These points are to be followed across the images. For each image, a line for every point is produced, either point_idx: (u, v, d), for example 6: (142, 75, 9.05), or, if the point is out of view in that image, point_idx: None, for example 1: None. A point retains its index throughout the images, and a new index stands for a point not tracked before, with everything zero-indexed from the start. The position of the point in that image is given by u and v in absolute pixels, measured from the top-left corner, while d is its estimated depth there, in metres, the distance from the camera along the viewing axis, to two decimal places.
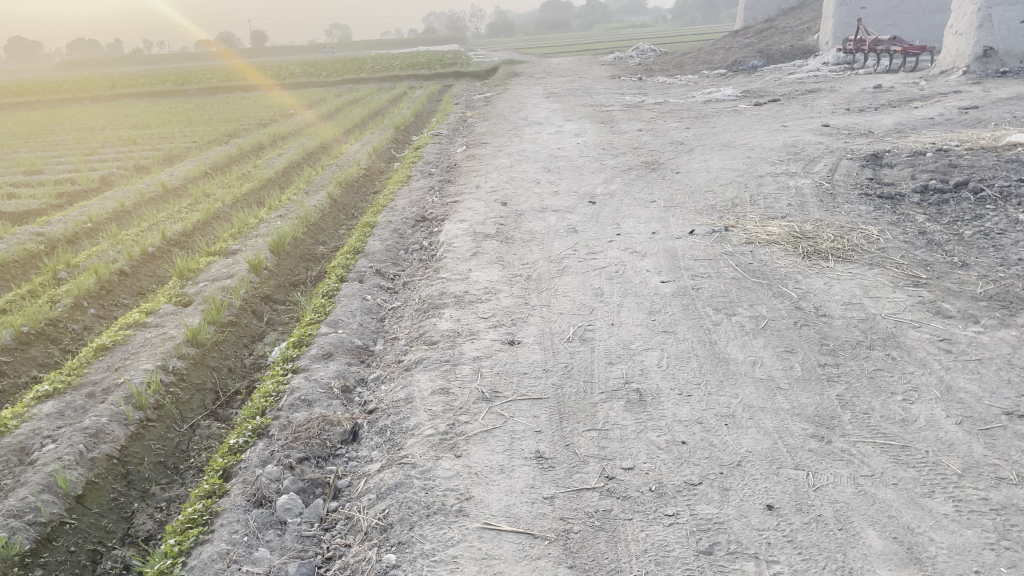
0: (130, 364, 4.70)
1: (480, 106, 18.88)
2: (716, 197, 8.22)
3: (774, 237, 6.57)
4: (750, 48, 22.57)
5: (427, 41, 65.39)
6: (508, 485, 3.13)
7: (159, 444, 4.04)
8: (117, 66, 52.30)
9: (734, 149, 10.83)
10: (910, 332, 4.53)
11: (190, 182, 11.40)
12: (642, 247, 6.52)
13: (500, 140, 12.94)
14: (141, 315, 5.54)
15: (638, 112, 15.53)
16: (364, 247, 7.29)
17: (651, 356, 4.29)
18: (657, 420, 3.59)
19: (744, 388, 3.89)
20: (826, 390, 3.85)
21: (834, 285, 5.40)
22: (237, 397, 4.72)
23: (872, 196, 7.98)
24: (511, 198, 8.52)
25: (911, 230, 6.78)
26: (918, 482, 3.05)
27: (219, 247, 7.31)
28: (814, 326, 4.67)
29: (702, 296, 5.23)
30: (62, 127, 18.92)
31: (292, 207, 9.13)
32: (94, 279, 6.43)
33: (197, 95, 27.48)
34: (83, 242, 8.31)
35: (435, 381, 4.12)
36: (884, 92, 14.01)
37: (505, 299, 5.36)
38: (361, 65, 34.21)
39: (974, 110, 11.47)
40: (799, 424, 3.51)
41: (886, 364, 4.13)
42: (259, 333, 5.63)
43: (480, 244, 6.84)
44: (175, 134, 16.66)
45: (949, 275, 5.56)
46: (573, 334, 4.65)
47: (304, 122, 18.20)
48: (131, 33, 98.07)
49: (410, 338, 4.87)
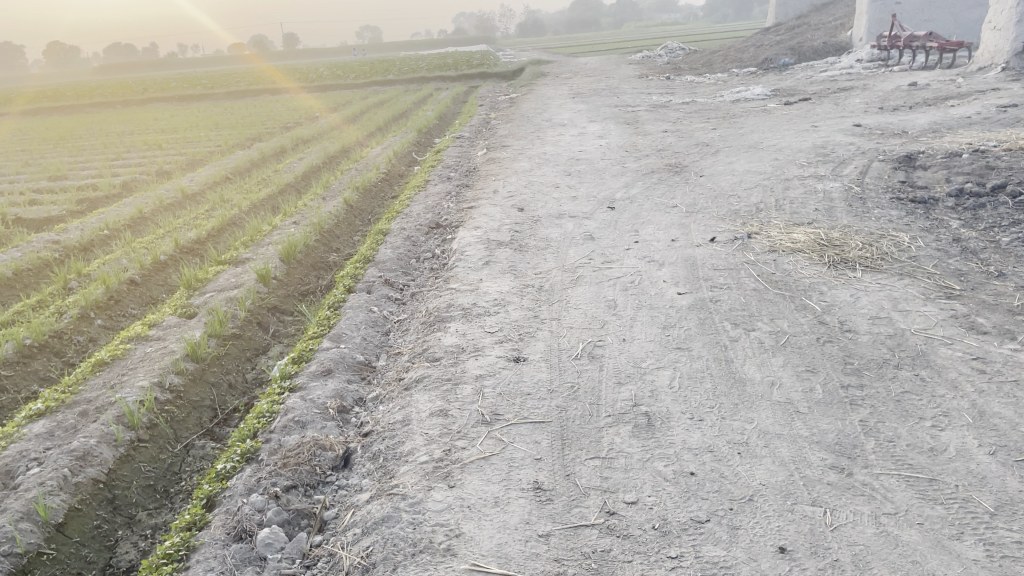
0: (126, 381, 4.58)
1: (505, 108, 18.70)
2: (740, 201, 7.95)
3: (799, 244, 6.31)
4: (781, 45, 22.12)
5: (455, 42, 65.38)
6: (501, 520, 2.94)
7: (149, 466, 3.91)
8: (150, 70, 52.98)
9: (760, 150, 10.53)
10: (941, 349, 4.26)
11: (209, 188, 11.35)
12: (660, 255, 6.28)
13: (522, 143, 12.74)
14: (143, 328, 5.42)
15: (663, 112, 15.25)
16: (375, 255, 7.14)
17: (662, 376, 4.06)
18: (665, 447, 3.38)
19: (760, 412, 3.65)
20: (848, 415, 3.61)
21: (860, 297, 5.12)
22: (236, 415, 4.58)
23: (903, 200, 7.66)
24: (528, 203, 8.33)
25: (945, 237, 6.47)
26: (946, 522, 2.80)
27: (230, 255, 7.22)
28: (837, 343, 4.41)
29: (719, 310, 4.99)
30: (91, 132, 19.05)
31: (307, 213, 9.02)
32: (102, 289, 6.35)
33: (226, 99, 27.61)
34: (97, 249, 8.26)
35: (433, 402, 3.93)
36: (919, 90, 13.57)
37: (513, 312, 5.16)
38: (388, 67, 34.17)
39: (1012, 109, 11.04)
40: (817, 454, 3.28)
41: (914, 387, 3.86)
42: (263, 346, 5.50)
43: (493, 252, 6.65)
44: (199, 139, 16.68)
45: (984, 286, 5.27)
46: (582, 351, 4.44)
47: (328, 124, 18.16)
48: (167, 39, 99.37)
49: (413, 354, 4.70)
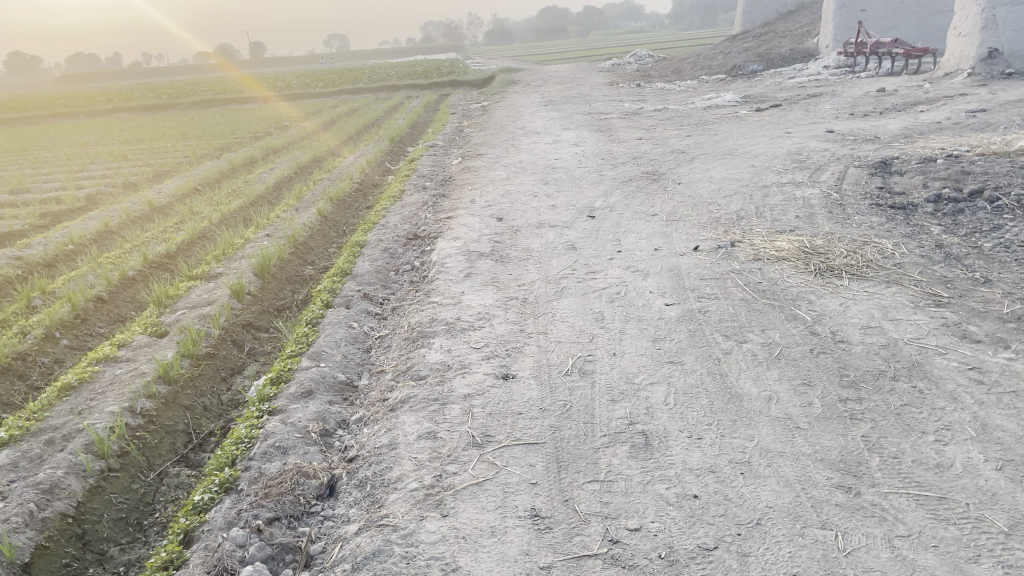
0: (94, 406, 4.36)
1: (478, 116, 18.57)
2: (720, 209, 7.89)
3: (783, 252, 6.24)
4: (750, 52, 22.27)
5: (425, 50, 65.27)
6: (500, 552, 2.80)
7: (121, 498, 3.71)
8: (114, 80, 52.19)
9: (736, 157, 10.51)
10: (935, 359, 4.19)
11: (178, 200, 11.06)
12: (644, 265, 6.18)
13: (497, 151, 12.62)
14: (112, 349, 5.20)
15: (637, 119, 15.22)
16: (352, 268, 6.96)
17: (657, 393, 3.93)
18: (665, 469, 3.26)
19: (760, 429, 3.54)
20: (850, 430, 3.51)
21: (850, 306, 5.05)
22: (211, 439, 4.38)
23: (883, 206, 7.65)
24: (507, 213, 8.21)
25: (928, 243, 6.44)
26: (961, 545, 2.71)
27: (201, 270, 6.99)
28: (832, 354, 4.32)
29: (709, 321, 4.88)
30: (54, 143, 18.60)
31: (281, 225, 8.82)
32: (68, 307, 6.10)
33: (193, 108, 27.18)
34: (62, 265, 7.98)
35: (421, 424, 3.77)
36: (889, 96, 13.68)
37: (498, 326, 5.02)
38: (358, 75, 33.93)
39: (982, 113, 11.15)
40: (822, 473, 3.17)
41: (913, 399, 3.78)
42: (239, 365, 5.29)
43: (474, 263, 6.50)
44: (166, 150, 16.32)
45: (972, 293, 5.23)
46: (572, 366, 4.31)
47: (298, 134, 17.91)
48: (131, 48, 98.01)
49: (397, 373, 4.53)
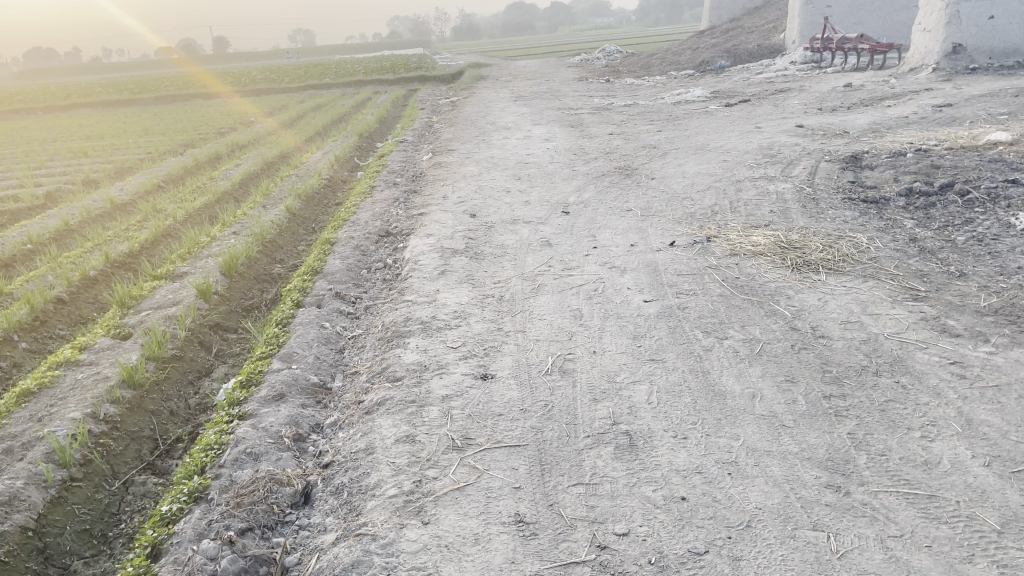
0: (55, 412, 4.17)
1: (446, 111, 18.40)
2: (695, 204, 7.85)
3: (759, 247, 6.21)
4: (718, 47, 22.36)
5: (391, 45, 64.88)
6: (484, 561, 2.70)
7: (84, 509, 3.55)
8: (72, 76, 51.06)
9: (708, 152, 10.49)
10: (917, 354, 4.17)
11: (141, 197, 10.78)
12: (620, 261, 6.12)
13: (468, 146, 12.49)
14: (73, 352, 5.00)
15: (607, 115, 15.16)
16: (322, 266, 6.80)
17: (639, 392, 3.86)
18: (651, 470, 3.18)
19: (745, 428, 3.47)
20: (836, 428, 3.46)
21: (828, 301, 5.02)
22: (179, 445, 4.22)
23: (855, 200, 7.67)
24: (480, 209, 8.09)
25: (902, 237, 6.45)
26: (955, 544, 2.67)
27: (166, 270, 6.79)
28: (813, 349, 4.28)
29: (689, 318, 4.82)
30: (11, 140, 18.07)
31: (247, 223, 8.62)
32: (27, 309, 5.88)
33: (155, 104, 26.60)
34: (20, 265, 7.70)
35: (398, 427, 3.66)
36: (855, 91, 13.79)
37: (475, 325, 4.91)
38: (324, 70, 33.53)
39: (948, 108, 11.26)
40: (810, 472, 3.12)
41: (897, 395, 3.75)
42: (207, 368, 5.13)
43: (448, 261, 6.39)
44: (129, 146, 15.93)
45: (948, 286, 5.23)
46: (552, 365, 4.22)
47: (265, 130, 17.60)
48: (91, 43, 95.96)
49: (372, 374, 4.41)
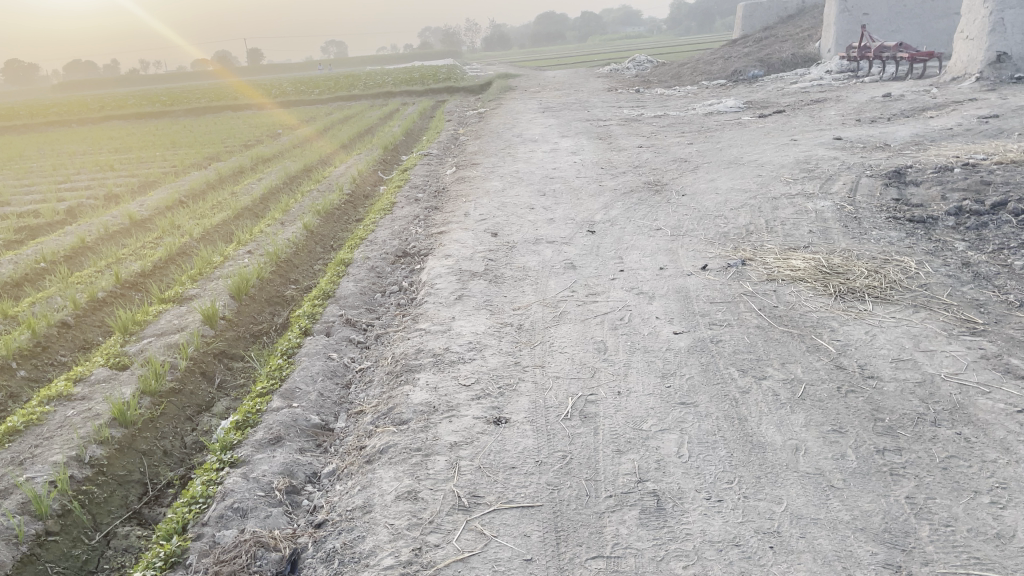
0: (39, 456, 3.89)
1: (474, 123, 18.14)
2: (728, 223, 7.45)
3: (799, 273, 5.79)
4: (751, 56, 21.87)
5: (421, 56, 65.05)
6: None
7: (58, 567, 3.25)
8: (108, 88, 51.79)
9: (741, 166, 10.07)
10: (980, 401, 3.73)
11: (160, 213, 10.61)
12: (648, 286, 5.74)
13: (493, 160, 12.17)
14: (67, 385, 4.73)
15: (637, 126, 14.76)
16: (335, 289, 6.50)
17: (669, 442, 3.47)
18: (681, 541, 2.80)
19: (789, 489, 3.08)
20: (892, 490, 3.05)
21: (877, 335, 4.59)
22: (169, 491, 3.92)
23: (900, 219, 7.21)
24: (502, 227, 7.76)
25: (953, 261, 6.00)
26: None
27: (175, 292, 6.53)
28: (862, 394, 3.86)
29: (723, 353, 4.42)
30: (42, 152, 18.12)
31: (263, 240, 8.38)
32: (28, 335, 5.64)
33: (185, 116, 26.68)
34: (31, 285, 7.51)
35: (400, 481, 3.33)
36: (894, 102, 13.25)
37: (491, 358, 4.56)
38: (353, 81, 33.46)
39: (994, 119, 10.72)
40: (864, 547, 2.73)
41: (961, 450, 3.32)
42: (208, 401, 4.83)
43: (465, 284, 6.05)
44: (154, 159, 15.85)
45: (1008, 318, 4.78)
46: (572, 409, 3.85)
47: (290, 142, 17.48)
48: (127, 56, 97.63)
49: (377, 415, 4.08)
